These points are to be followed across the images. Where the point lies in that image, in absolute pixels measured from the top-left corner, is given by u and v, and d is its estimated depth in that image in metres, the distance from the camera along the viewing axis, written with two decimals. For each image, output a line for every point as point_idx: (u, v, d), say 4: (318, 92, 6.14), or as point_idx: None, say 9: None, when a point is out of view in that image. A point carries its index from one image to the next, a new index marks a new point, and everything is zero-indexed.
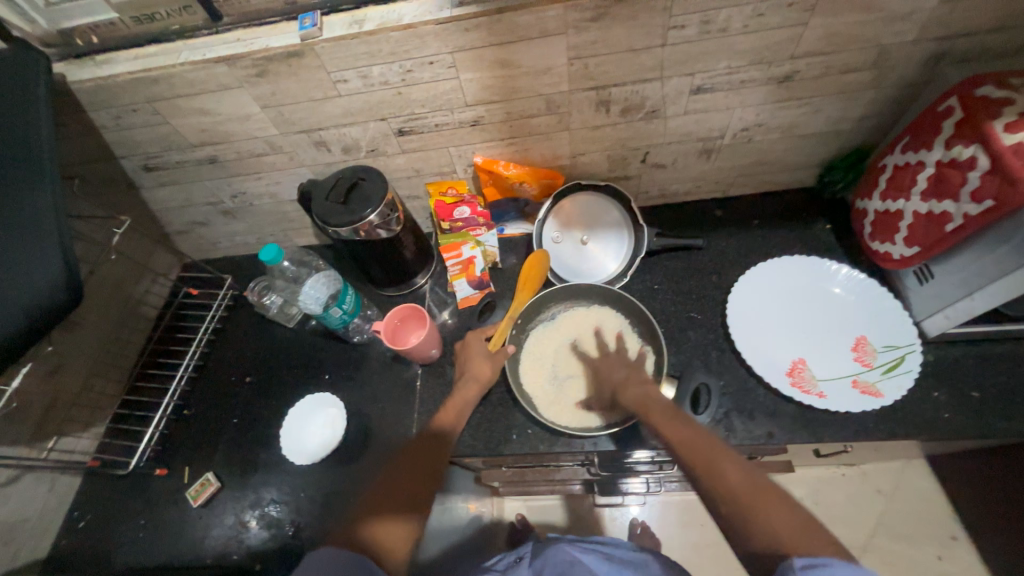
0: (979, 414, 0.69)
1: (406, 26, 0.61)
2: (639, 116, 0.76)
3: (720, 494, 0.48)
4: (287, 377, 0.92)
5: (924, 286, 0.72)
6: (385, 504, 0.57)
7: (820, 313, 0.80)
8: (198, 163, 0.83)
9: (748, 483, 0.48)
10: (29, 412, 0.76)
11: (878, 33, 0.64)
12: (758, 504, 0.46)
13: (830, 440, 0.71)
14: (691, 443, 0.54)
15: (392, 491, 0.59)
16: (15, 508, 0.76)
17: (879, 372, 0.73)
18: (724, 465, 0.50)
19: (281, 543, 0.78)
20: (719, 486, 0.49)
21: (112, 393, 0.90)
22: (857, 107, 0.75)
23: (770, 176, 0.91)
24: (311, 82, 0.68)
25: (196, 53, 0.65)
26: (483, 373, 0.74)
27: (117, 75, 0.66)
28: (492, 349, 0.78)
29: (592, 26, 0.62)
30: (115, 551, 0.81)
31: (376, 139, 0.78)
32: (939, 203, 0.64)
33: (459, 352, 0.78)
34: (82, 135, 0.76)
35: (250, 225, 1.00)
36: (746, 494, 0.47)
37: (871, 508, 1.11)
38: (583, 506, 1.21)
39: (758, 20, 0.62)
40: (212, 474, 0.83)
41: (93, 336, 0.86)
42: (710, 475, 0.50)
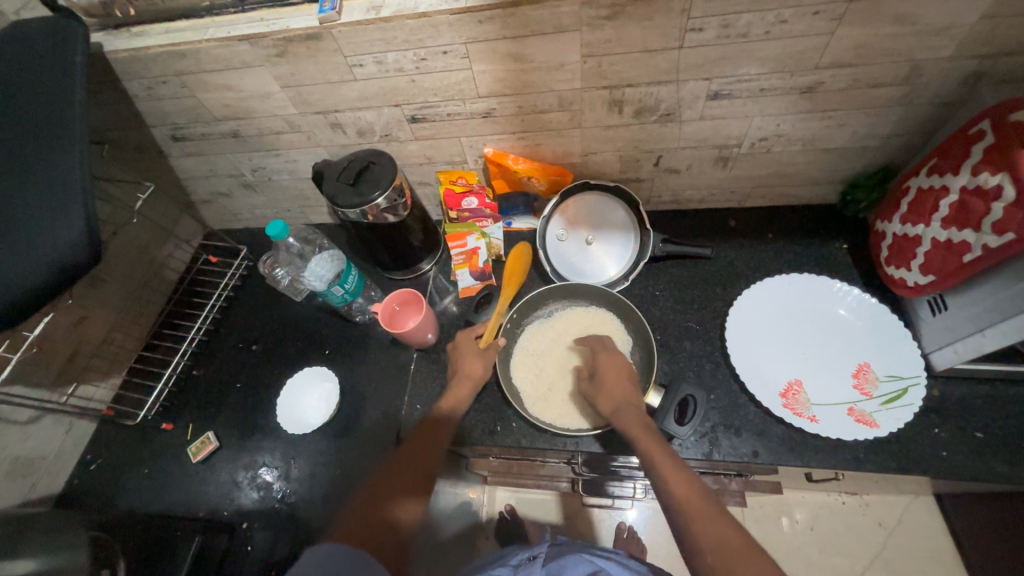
0: (980, 457, 0.66)
1: (421, 14, 0.61)
2: (652, 119, 0.74)
3: (715, 558, 0.48)
4: (291, 349, 0.95)
5: (937, 318, 0.69)
6: (392, 497, 0.58)
7: (823, 335, 0.78)
8: (222, 137, 0.86)
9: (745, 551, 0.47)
10: (52, 358, 0.81)
11: (912, 47, 0.60)
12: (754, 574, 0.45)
13: (817, 466, 0.69)
14: (685, 496, 0.53)
15: (392, 485, 0.60)
16: (35, 445, 0.82)
17: (877, 402, 0.70)
18: (719, 524, 0.50)
19: (270, 506, 0.82)
20: (715, 549, 0.48)
21: (130, 348, 0.96)
22: (885, 123, 0.72)
23: (789, 190, 0.88)
24: (328, 65, 0.69)
25: (222, 30, 0.68)
26: (474, 371, 0.75)
27: (148, 48, 0.70)
28: (483, 346, 0.79)
29: (607, 25, 0.61)
30: (121, 495, 0.86)
31: (390, 125, 0.80)
32: (959, 232, 0.61)
33: (450, 352, 0.79)
34: (116, 102, 0.80)
35: (269, 199, 1.03)
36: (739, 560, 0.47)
37: (869, 540, 1.08)
38: (572, 504, 1.22)
39: (782, 27, 0.59)
40: (213, 433, 0.88)
41: (117, 293, 0.91)
42: (703, 536, 0.49)
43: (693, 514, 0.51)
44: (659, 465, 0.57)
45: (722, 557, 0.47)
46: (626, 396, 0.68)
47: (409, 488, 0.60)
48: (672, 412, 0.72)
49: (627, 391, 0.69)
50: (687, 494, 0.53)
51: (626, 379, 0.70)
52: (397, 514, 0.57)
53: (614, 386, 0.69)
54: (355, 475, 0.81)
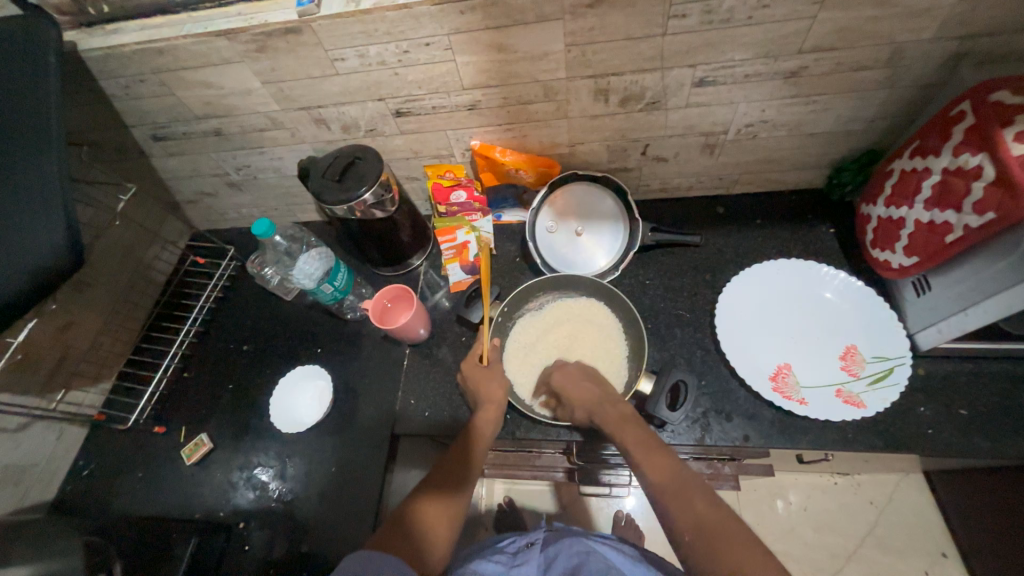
0: (964, 433, 0.68)
1: (401, 6, 0.60)
2: (638, 108, 0.74)
3: (691, 534, 0.50)
4: (282, 348, 0.95)
5: (921, 298, 0.70)
6: (423, 497, 0.62)
7: (811, 319, 0.78)
8: (204, 135, 0.85)
9: (717, 523, 0.50)
10: (39, 365, 0.80)
11: (893, 29, 0.61)
12: (725, 547, 0.48)
13: (807, 447, 0.70)
14: (666, 480, 0.56)
15: (429, 499, 0.61)
16: (26, 452, 0.81)
17: (865, 383, 0.72)
18: (696, 500, 0.53)
19: (267, 505, 0.82)
20: (691, 525, 0.51)
21: (119, 352, 0.95)
22: (868, 107, 0.72)
23: (776, 176, 0.88)
24: (310, 60, 0.68)
25: (199, 26, 0.66)
26: (494, 395, 0.72)
27: (123, 45, 0.68)
28: (485, 363, 0.77)
29: (589, 13, 0.60)
30: (115, 499, 0.86)
31: (375, 119, 0.79)
32: (941, 213, 0.62)
33: (464, 387, 0.76)
34: (94, 103, 0.78)
35: (255, 197, 1.02)
36: (712, 533, 0.49)
37: (860, 517, 1.10)
38: (569, 493, 1.23)
39: (763, 12, 0.59)
40: (206, 434, 0.88)
41: (103, 296, 0.90)
42: (680, 515, 0.52)
43: (672, 495, 0.54)
44: (643, 452, 0.59)
45: (699, 531, 0.50)
46: (602, 393, 0.69)
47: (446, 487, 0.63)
48: (664, 399, 0.72)
49: (601, 387, 0.70)
50: (667, 475, 0.56)
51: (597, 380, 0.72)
52: (427, 513, 0.60)
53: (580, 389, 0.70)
54: (351, 471, 0.82)
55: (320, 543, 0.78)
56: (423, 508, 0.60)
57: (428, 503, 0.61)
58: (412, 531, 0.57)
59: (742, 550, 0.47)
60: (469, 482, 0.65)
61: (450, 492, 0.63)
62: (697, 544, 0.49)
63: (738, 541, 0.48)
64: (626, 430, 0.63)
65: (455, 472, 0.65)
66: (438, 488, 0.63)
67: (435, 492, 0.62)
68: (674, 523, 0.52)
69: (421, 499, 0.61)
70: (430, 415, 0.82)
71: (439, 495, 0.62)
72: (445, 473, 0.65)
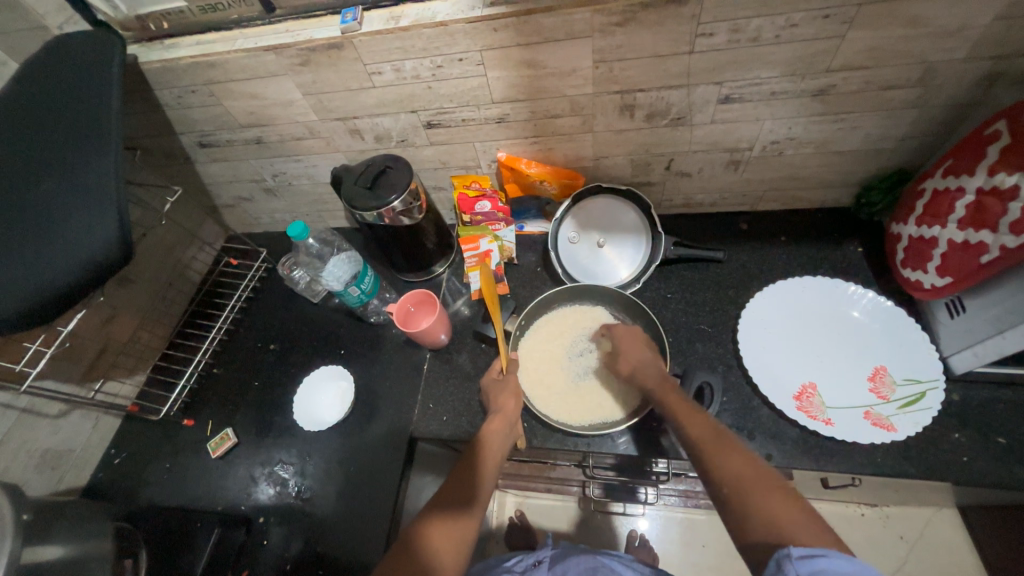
0: (1004, 462, 0.65)
1: (438, 23, 0.64)
2: (663, 123, 0.75)
3: (724, 482, 0.50)
4: (307, 349, 0.98)
5: (955, 321, 0.68)
6: (428, 512, 0.61)
7: (837, 338, 0.77)
8: (246, 143, 0.90)
9: (760, 481, 0.48)
10: (81, 355, 0.85)
11: (924, 49, 0.61)
12: (767, 499, 0.46)
13: (834, 471, 0.68)
14: (708, 442, 0.55)
15: (434, 516, 0.59)
16: (63, 438, 0.85)
17: (895, 406, 0.69)
18: (732, 453, 0.52)
19: (285, 502, 0.84)
20: (733, 484, 0.49)
21: (155, 346, 0.99)
22: (898, 126, 0.72)
23: (802, 193, 0.88)
24: (349, 73, 0.72)
25: (249, 42, 0.71)
26: (506, 407, 0.72)
27: (179, 58, 0.73)
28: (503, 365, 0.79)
29: (618, 31, 0.62)
30: (142, 487, 0.89)
31: (406, 130, 0.82)
32: (976, 233, 0.60)
33: (482, 401, 0.78)
34: (149, 111, 0.84)
35: (288, 203, 1.06)
36: (753, 487, 0.48)
37: (889, 553, 1.05)
38: (582, 511, 1.21)
39: (792, 31, 0.60)
40: (232, 429, 0.90)
41: (143, 292, 0.94)
42: (720, 472, 0.51)
43: (717, 455, 0.53)
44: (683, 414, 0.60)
45: (737, 486, 0.49)
46: (642, 359, 0.72)
47: (457, 501, 0.61)
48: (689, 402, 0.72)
49: (645, 355, 0.73)
50: (704, 431, 0.56)
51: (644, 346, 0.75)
52: (432, 535, 0.57)
53: (631, 350, 0.74)
54: (367, 472, 0.83)
55: (336, 543, 0.79)
56: (429, 527, 0.58)
57: (435, 520, 0.59)
58: (417, 553, 0.55)
59: (793, 513, 0.45)
60: (483, 498, 0.63)
61: (455, 510, 0.60)
62: (738, 500, 0.48)
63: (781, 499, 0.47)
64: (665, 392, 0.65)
65: (468, 492, 0.62)
66: (448, 503, 0.61)
67: (443, 508, 0.60)
68: (715, 481, 0.51)
69: (431, 511, 0.60)
70: (448, 420, 0.82)
71: (448, 511, 0.60)
72: (455, 489, 0.63)
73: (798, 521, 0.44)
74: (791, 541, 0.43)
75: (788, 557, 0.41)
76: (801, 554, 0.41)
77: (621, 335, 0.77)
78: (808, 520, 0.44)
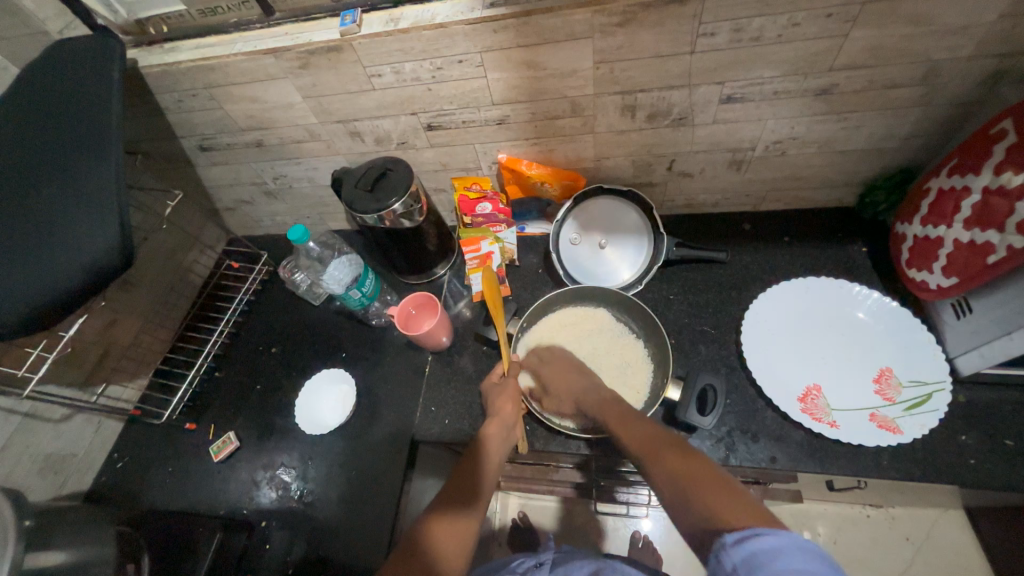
0: (1011, 464, 0.64)
1: (438, 25, 0.63)
2: (665, 124, 0.75)
3: (670, 488, 0.49)
4: (309, 352, 0.98)
5: (961, 322, 0.67)
6: (430, 513, 0.60)
7: (842, 339, 0.76)
8: (247, 146, 0.89)
9: (699, 473, 0.48)
10: (83, 360, 0.85)
11: (929, 47, 0.60)
12: (701, 489, 0.46)
13: (839, 473, 0.67)
14: (650, 446, 0.56)
15: (436, 520, 0.59)
16: (65, 443, 0.85)
17: (901, 408, 0.69)
18: (672, 454, 0.53)
19: (287, 505, 0.83)
20: (670, 479, 0.50)
21: (157, 350, 0.99)
22: (903, 124, 0.71)
23: (805, 193, 0.87)
24: (348, 76, 0.72)
25: (248, 45, 0.71)
26: (506, 410, 0.72)
27: (179, 62, 0.73)
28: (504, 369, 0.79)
29: (618, 31, 0.62)
30: (145, 491, 0.89)
31: (406, 132, 0.82)
32: (982, 233, 0.60)
33: (483, 404, 0.77)
34: (150, 115, 0.84)
35: (289, 206, 1.06)
36: (689, 480, 0.48)
37: (895, 554, 1.04)
38: (585, 513, 1.20)
39: (794, 30, 0.60)
40: (234, 433, 0.90)
41: (145, 296, 0.94)
42: (660, 470, 0.52)
43: (658, 455, 0.54)
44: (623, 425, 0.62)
45: (677, 484, 0.49)
46: (577, 385, 0.74)
47: (458, 502, 0.61)
48: (693, 404, 0.71)
49: (580, 383, 0.74)
50: (647, 438, 0.57)
51: (578, 372, 0.76)
52: (433, 535, 0.57)
53: (561, 380, 0.75)
54: (369, 475, 0.83)
55: (338, 547, 0.79)
56: (431, 529, 0.58)
57: (437, 522, 0.58)
58: (420, 555, 0.54)
59: (727, 499, 0.45)
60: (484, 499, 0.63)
61: (456, 511, 0.60)
62: (677, 495, 0.48)
63: (717, 487, 0.46)
64: (607, 409, 0.67)
65: (468, 493, 0.62)
66: (450, 506, 0.61)
67: (445, 509, 0.60)
68: (658, 481, 0.51)
69: (433, 514, 0.60)
70: (450, 423, 0.82)
71: (450, 513, 0.59)
72: (457, 491, 0.62)
73: (730, 506, 0.44)
74: (725, 527, 0.42)
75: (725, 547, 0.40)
76: (734, 540, 0.40)
77: (551, 374, 0.77)
78: (739, 503, 0.44)
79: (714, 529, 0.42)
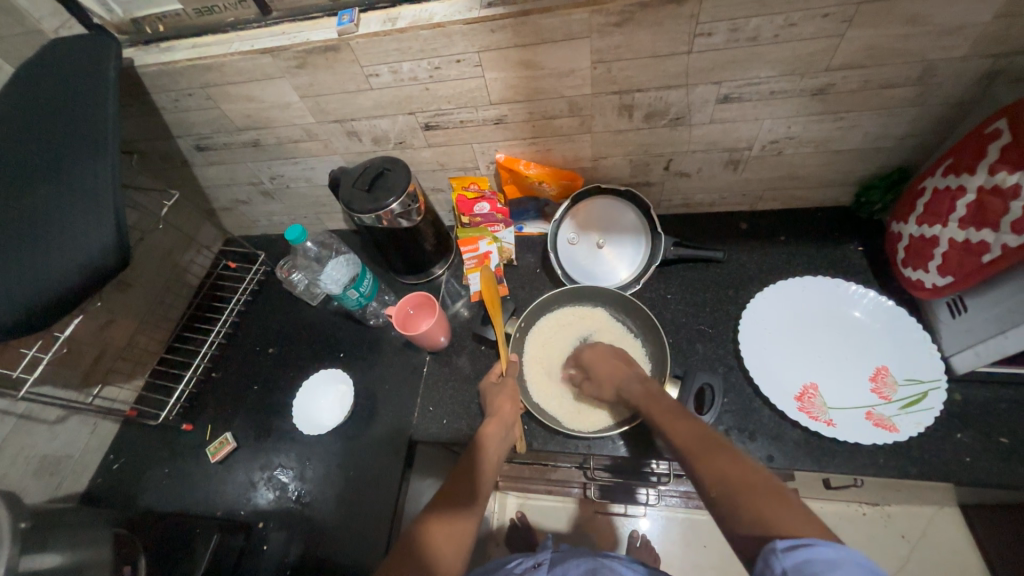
0: (1007, 462, 0.64)
1: (435, 24, 0.63)
2: (662, 123, 0.75)
3: (715, 491, 0.47)
4: (306, 352, 0.97)
5: (956, 320, 0.68)
6: (428, 514, 0.60)
7: (838, 338, 0.77)
8: (243, 146, 0.89)
9: (747, 478, 0.46)
10: (79, 360, 0.84)
11: (924, 47, 0.60)
12: (751, 495, 0.44)
13: (836, 471, 0.67)
14: (693, 445, 0.53)
15: (435, 520, 0.59)
16: (61, 444, 0.85)
17: (897, 406, 0.69)
18: (717, 454, 0.50)
19: (285, 506, 0.83)
20: (717, 482, 0.47)
21: (153, 351, 0.98)
22: (898, 124, 0.71)
23: (802, 192, 0.87)
24: (346, 75, 0.72)
25: (245, 45, 0.71)
26: (504, 410, 0.72)
27: (175, 62, 0.73)
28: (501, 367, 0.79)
29: (615, 31, 0.62)
30: (141, 493, 0.89)
31: (404, 132, 0.82)
32: (977, 232, 0.60)
33: (482, 403, 0.77)
34: (146, 114, 0.84)
35: (287, 206, 1.06)
36: (738, 484, 0.46)
37: (891, 551, 1.05)
38: (583, 512, 1.20)
39: (790, 30, 0.60)
40: (231, 433, 0.90)
41: (141, 296, 0.94)
42: (705, 471, 0.49)
43: (701, 456, 0.51)
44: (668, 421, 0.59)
45: (724, 486, 0.47)
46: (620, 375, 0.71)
47: (457, 503, 0.61)
48: (691, 402, 0.72)
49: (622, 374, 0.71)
50: (689, 437, 0.54)
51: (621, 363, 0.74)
52: (432, 535, 0.57)
53: (605, 370, 0.73)
54: (367, 475, 0.83)
55: (336, 547, 0.79)
56: (430, 530, 0.58)
57: (435, 522, 0.58)
58: (420, 555, 0.54)
59: (777, 507, 0.42)
60: (483, 499, 0.63)
61: (455, 511, 0.60)
62: (722, 498, 0.46)
63: (767, 493, 0.44)
64: (651, 403, 0.64)
65: (467, 493, 0.62)
66: (448, 506, 0.61)
67: (444, 510, 0.60)
68: (702, 481, 0.49)
69: (431, 515, 0.60)
70: (448, 423, 0.82)
71: (449, 514, 0.59)
72: (456, 491, 0.62)
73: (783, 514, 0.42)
74: (776, 533, 0.40)
75: (774, 552, 0.39)
76: (786, 545, 0.39)
77: (593, 358, 0.76)
78: (790, 512, 0.42)
79: (765, 538, 0.41)
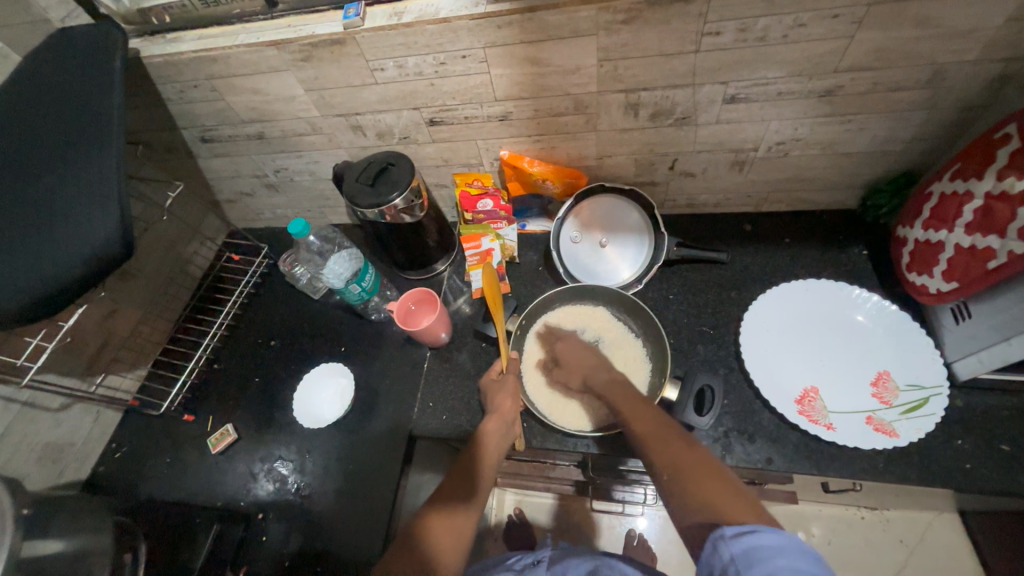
0: (1008, 470, 0.64)
1: (441, 19, 0.63)
2: (668, 123, 0.75)
3: (668, 476, 0.50)
4: (308, 346, 0.98)
5: (960, 326, 0.67)
6: (427, 509, 0.61)
7: (841, 342, 0.76)
8: (248, 138, 0.89)
9: (700, 466, 0.49)
10: (82, 349, 0.85)
11: (935, 50, 0.60)
12: (704, 483, 0.47)
13: (835, 475, 0.67)
14: (648, 432, 0.56)
15: (432, 516, 0.59)
16: (64, 432, 0.85)
17: (897, 411, 0.69)
18: (672, 441, 0.53)
19: (284, 498, 0.84)
20: (670, 468, 0.50)
21: (156, 341, 0.99)
22: (906, 127, 0.71)
23: (807, 195, 0.87)
24: (351, 69, 0.72)
25: (251, 37, 0.70)
26: (505, 408, 0.72)
27: (181, 53, 0.73)
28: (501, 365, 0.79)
29: (622, 29, 0.61)
30: (143, 481, 0.89)
31: (408, 127, 0.82)
32: (983, 238, 0.59)
33: (483, 400, 0.77)
34: (152, 105, 0.84)
35: (290, 199, 1.06)
36: (691, 472, 0.48)
37: (889, 556, 1.05)
38: (581, 510, 1.21)
39: (799, 31, 0.59)
40: (232, 425, 0.90)
41: (144, 287, 0.94)
42: (659, 456, 0.52)
43: (657, 443, 0.53)
44: (628, 408, 0.61)
45: (673, 473, 0.49)
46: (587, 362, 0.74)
47: (456, 497, 0.61)
48: (691, 403, 0.72)
49: (588, 362, 0.74)
50: (647, 425, 0.57)
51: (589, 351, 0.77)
52: (432, 530, 0.57)
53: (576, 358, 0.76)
54: (366, 469, 0.83)
55: (334, 539, 0.79)
56: (428, 525, 0.58)
57: (433, 517, 0.59)
58: (419, 549, 0.54)
59: (726, 493, 0.46)
60: (483, 495, 0.63)
61: (454, 506, 0.60)
62: (674, 483, 0.49)
63: (719, 482, 0.47)
64: (613, 390, 0.66)
65: (467, 489, 0.62)
66: (446, 502, 0.61)
67: (443, 506, 0.60)
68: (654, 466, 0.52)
69: (430, 510, 0.60)
70: (448, 419, 0.82)
71: (447, 509, 0.60)
72: (455, 488, 0.62)
73: (730, 503, 0.45)
74: (723, 520, 0.43)
75: (722, 538, 0.41)
76: (733, 532, 0.41)
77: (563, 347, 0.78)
78: (736, 500, 0.45)
79: (715, 524, 0.43)
